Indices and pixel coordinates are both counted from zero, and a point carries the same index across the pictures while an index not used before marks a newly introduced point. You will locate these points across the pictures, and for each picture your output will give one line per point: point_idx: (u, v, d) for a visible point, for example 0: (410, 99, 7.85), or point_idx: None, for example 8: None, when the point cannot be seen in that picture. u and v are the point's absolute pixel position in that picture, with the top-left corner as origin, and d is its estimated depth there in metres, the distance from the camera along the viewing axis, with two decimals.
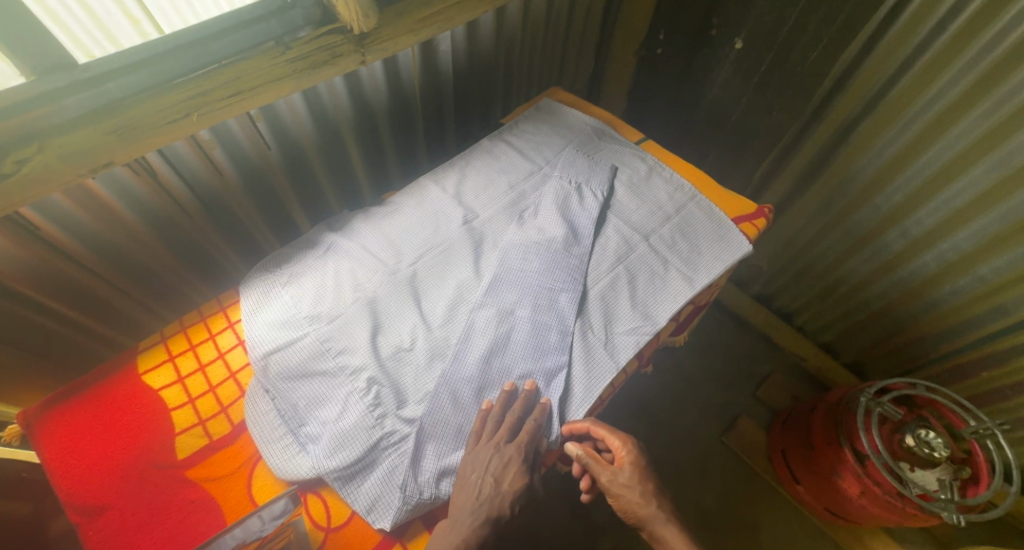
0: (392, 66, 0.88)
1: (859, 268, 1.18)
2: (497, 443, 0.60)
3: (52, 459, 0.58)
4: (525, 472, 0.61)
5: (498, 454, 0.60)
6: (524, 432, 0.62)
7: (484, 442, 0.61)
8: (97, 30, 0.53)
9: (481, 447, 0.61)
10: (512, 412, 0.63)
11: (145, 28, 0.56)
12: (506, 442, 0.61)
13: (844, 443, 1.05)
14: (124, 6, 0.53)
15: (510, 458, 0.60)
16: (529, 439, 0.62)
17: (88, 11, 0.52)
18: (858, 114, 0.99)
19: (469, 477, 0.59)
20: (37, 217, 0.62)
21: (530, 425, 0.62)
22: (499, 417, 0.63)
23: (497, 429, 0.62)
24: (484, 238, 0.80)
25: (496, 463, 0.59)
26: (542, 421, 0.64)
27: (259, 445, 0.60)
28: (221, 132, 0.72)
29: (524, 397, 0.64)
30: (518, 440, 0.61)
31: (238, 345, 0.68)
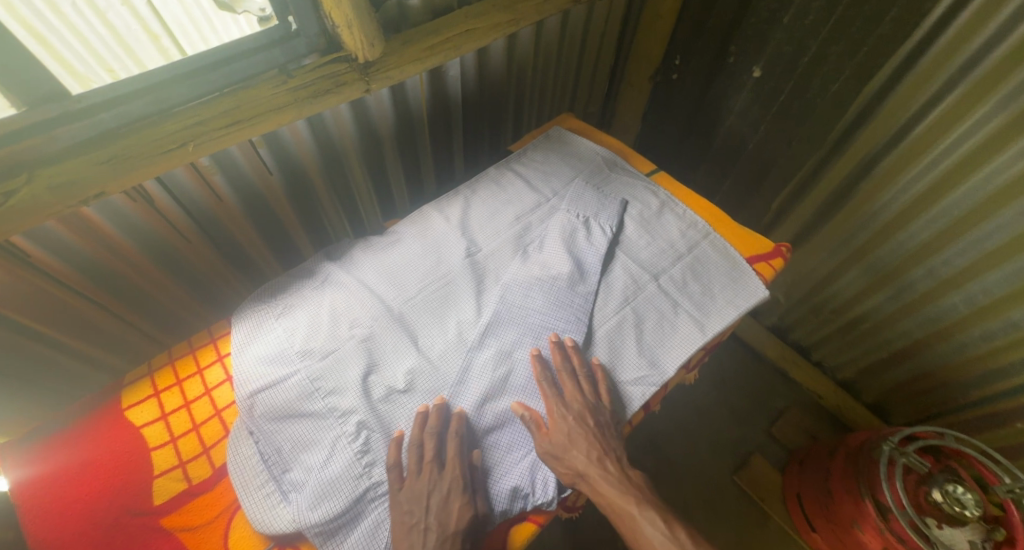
0: (398, 91, 0.86)
1: (882, 306, 1.12)
2: (429, 475, 0.58)
3: (23, 499, 0.55)
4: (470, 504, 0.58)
5: (436, 489, 0.58)
6: (451, 453, 0.60)
7: (416, 475, 0.59)
8: (116, 44, 0.53)
9: (412, 482, 0.58)
10: (433, 435, 0.60)
11: (165, 44, 0.57)
12: (437, 472, 0.59)
13: (865, 494, 0.99)
14: (142, 20, 0.53)
15: (448, 490, 0.58)
16: (458, 463, 0.59)
17: (108, 28, 0.52)
18: (881, 148, 0.95)
19: (416, 531, 0.55)
20: (27, 243, 0.61)
21: (451, 442, 0.60)
22: (421, 440, 0.60)
23: (423, 455, 0.59)
24: (486, 273, 0.77)
25: (436, 499, 0.57)
26: (461, 431, 0.61)
27: (238, 493, 0.57)
28: (221, 158, 0.71)
29: (434, 414, 0.62)
30: (447, 465, 0.59)
31: (226, 381, 0.65)
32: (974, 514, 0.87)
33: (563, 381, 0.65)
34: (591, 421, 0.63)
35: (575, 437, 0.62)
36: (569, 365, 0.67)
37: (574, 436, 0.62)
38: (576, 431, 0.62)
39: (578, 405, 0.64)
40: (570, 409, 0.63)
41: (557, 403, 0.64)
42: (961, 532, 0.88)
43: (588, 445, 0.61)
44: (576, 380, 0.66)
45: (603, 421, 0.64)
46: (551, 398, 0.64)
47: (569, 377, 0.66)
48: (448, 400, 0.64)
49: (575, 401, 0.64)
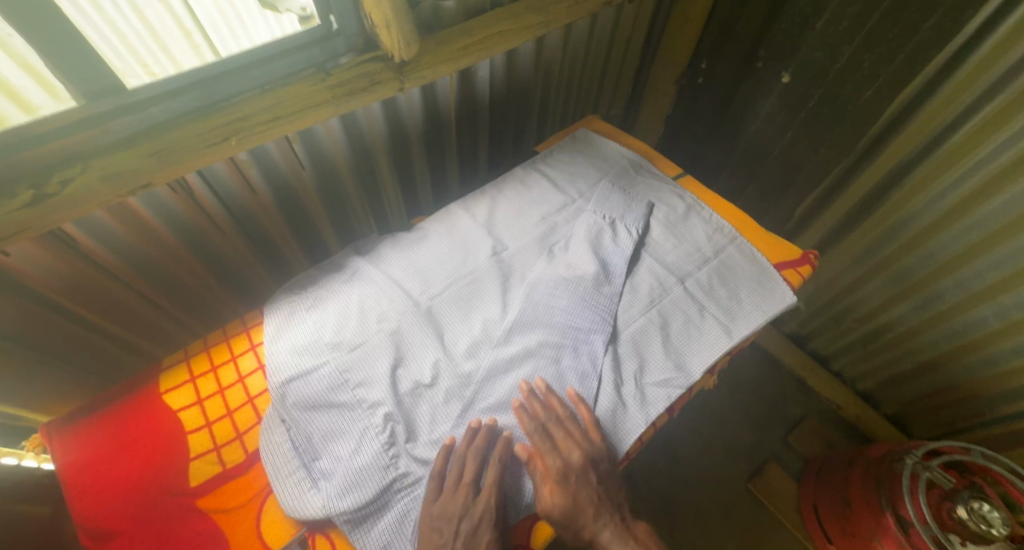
0: (429, 90, 0.88)
1: (907, 316, 1.10)
2: (465, 496, 0.58)
3: (68, 476, 0.57)
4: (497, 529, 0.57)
5: (468, 511, 0.57)
6: (490, 476, 0.59)
7: (451, 494, 0.58)
8: (150, 38, 0.54)
9: (447, 499, 0.58)
10: (475, 455, 0.60)
11: (197, 40, 0.57)
12: (474, 497, 0.58)
13: (886, 508, 0.97)
14: (178, 18, 0.54)
15: (480, 516, 0.57)
16: (495, 490, 0.59)
17: (145, 24, 0.53)
18: (914, 157, 0.93)
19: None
20: (75, 231, 0.62)
21: (493, 463, 0.60)
22: (462, 463, 0.60)
23: (462, 474, 0.59)
24: (512, 272, 0.78)
25: (466, 520, 0.56)
26: (504, 454, 0.61)
27: (271, 479, 0.59)
28: (258, 153, 0.73)
29: (485, 432, 0.62)
30: (485, 490, 0.59)
31: (258, 369, 0.67)
32: (1001, 533, 0.85)
33: (562, 444, 0.62)
34: (593, 475, 0.61)
35: (580, 500, 0.60)
36: (558, 420, 0.62)
37: (579, 491, 0.60)
38: (584, 490, 0.61)
39: (577, 456, 0.61)
40: (574, 474, 0.61)
41: (562, 472, 0.60)
42: None
43: (593, 501, 0.61)
44: (586, 434, 0.63)
45: (604, 472, 0.62)
46: (551, 462, 0.61)
47: (566, 435, 0.62)
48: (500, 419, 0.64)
49: (573, 452, 0.61)
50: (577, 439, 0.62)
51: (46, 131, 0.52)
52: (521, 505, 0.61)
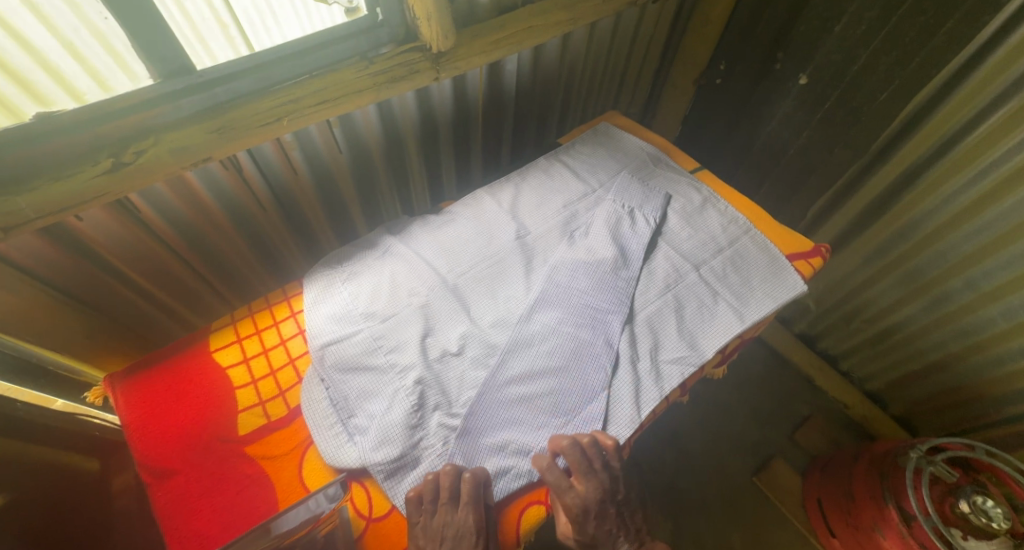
0: (460, 82, 0.92)
1: (916, 316, 1.12)
2: (444, 516, 0.57)
3: (130, 420, 0.63)
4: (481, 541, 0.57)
5: (449, 531, 0.57)
6: (467, 496, 0.58)
7: (430, 513, 0.58)
8: (189, 29, 0.58)
9: (426, 519, 0.58)
10: (449, 478, 0.59)
11: (232, 33, 0.61)
12: (450, 515, 0.57)
13: (888, 501, 1.00)
14: (216, 11, 0.59)
15: (461, 534, 0.57)
16: (472, 506, 0.57)
17: (184, 13, 0.57)
18: (927, 158, 0.96)
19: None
20: (140, 202, 0.67)
21: (467, 485, 0.58)
22: (435, 480, 0.59)
23: (439, 493, 0.58)
24: (535, 254, 0.82)
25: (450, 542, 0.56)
26: (476, 478, 0.60)
27: (312, 430, 0.64)
28: (302, 136, 0.79)
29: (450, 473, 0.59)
30: (462, 508, 0.57)
31: (299, 333, 0.72)
32: (1001, 527, 0.86)
33: (579, 479, 0.61)
34: (610, 506, 0.64)
35: (601, 533, 0.64)
36: (581, 457, 0.62)
37: (602, 524, 0.64)
38: (604, 523, 0.64)
39: (591, 494, 0.62)
40: (591, 510, 0.63)
41: (580, 510, 0.62)
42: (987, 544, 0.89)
43: (613, 532, 0.65)
44: (592, 477, 0.61)
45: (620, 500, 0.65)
46: (570, 501, 0.61)
47: (590, 474, 0.61)
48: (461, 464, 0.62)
49: (591, 489, 0.62)
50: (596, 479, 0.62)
51: (112, 110, 0.57)
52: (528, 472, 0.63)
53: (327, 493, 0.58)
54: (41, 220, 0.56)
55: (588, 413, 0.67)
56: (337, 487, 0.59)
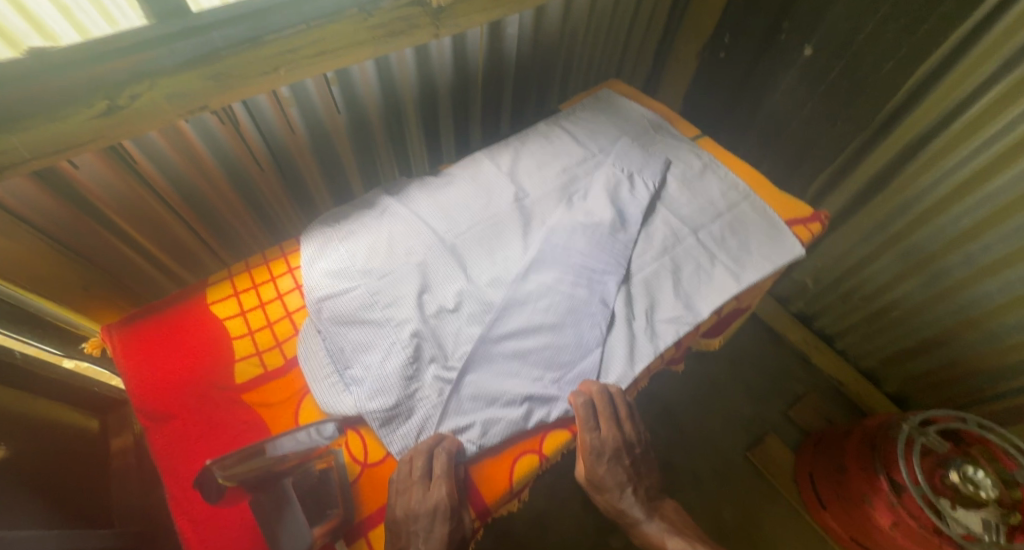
0: (460, 43, 0.91)
1: (913, 293, 1.12)
2: (416, 495, 0.56)
3: (128, 368, 0.64)
4: (450, 520, 0.56)
5: (423, 506, 0.55)
6: (440, 472, 0.56)
7: (401, 491, 0.56)
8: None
9: (398, 493, 0.57)
10: (424, 453, 0.58)
11: None
12: (422, 493, 0.55)
13: (879, 472, 1.00)
14: None
15: (434, 510, 0.55)
16: (445, 481, 0.56)
17: None
18: (930, 130, 0.95)
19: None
20: (135, 150, 0.66)
21: (440, 458, 0.57)
22: (411, 459, 0.58)
23: (411, 471, 0.57)
24: (532, 216, 0.82)
25: (425, 519, 0.55)
26: (453, 451, 0.59)
27: (309, 380, 0.65)
28: (299, 92, 0.78)
29: (430, 451, 0.58)
30: (434, 483, 0.56)
31: (295, 289, 0.73)
32: (989, 495, 0.88)
33: (604, 425, 0.64)
34: (624, 456, 0.68)
35: (610, 479, 0.68)
36: (611, 409, 0.65)
37: (611, 473, 0.68)
38: (616, 472, 0.68)
39: (610, 441, 0.65)
40: (608, 453, 0.67)
41: (596, 446, 0.65)
42: (974, 512, 0.89)
43: (620, 481, 0.69)
44: (615, 426, 0.65)
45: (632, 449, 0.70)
46: (589, 439, 0.64)
47: (612, 421, 0.65)
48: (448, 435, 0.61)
49: (609, 436, 0.65)
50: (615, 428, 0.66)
51: (97, 54, 0.54)
52: (497, 435, 0.62)
53: (324, 430, 0.57)
54: (35, 160, 0.56)
55: (581, 366, 0.68)
56: (333, 428, 0.58)
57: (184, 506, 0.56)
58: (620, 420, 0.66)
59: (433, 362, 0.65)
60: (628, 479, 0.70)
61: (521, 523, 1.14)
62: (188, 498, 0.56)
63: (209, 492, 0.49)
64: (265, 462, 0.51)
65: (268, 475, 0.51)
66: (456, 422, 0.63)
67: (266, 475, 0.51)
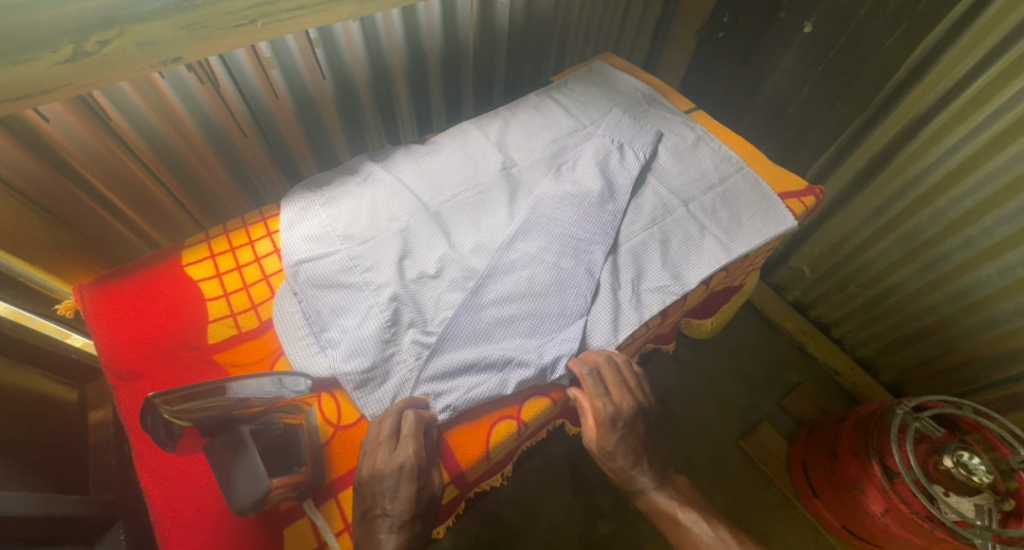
0: (449, 9, 0.88)
1: (911, 278, 1.10)
2: (382, 455, 0.53)
3: (99, 326, 0.62)
4: (416, 481, 0.53)
5: (389, 465, 0.53)
6: (407, 433, 0.54)
7: (368, 451, 0.54)
8: None
9: (368, 453, 0.55)
10: (393, 414, 0.56)
11: None
12: (388, 453, 0.53)
13: (871, 457, 0.97)
14: None
15: (400, 470, 0.53)
16: (413, 440, 0.54)
17: None
18: (931, 109, 0.92)
19: (372, 517, 0.52)
20: (107, 104, 0.65)
21: (408, 419, 0.56)
22: (379, 418, 0.56)
23: (377, 432, 0.55)
24: (520, 185, 0.80)
25: (392, 477, 0.52)
26: (423, 416, 0.57)
27: (283, 342, 0.63)
28: (281, 52, 0.75)
29: (397, 412, 0.56)
30: (401, 443, 0.54)
31: (274, 252, 0.71)
32: (984, 482, 0.84)
33: (614, 391, 0.62)
34: (639, 425, 0.64)
35: (620, 448, 0.63)
36: (620, 377, 0.63)
37: (624, 443, 0.63)
38: (631, 441, 0.64)
39: (626, 406, 0.63)
40: (622, 422, 0.62)
41: (611, 416, 0.62)
42: (967, 498, 0.87)
43: (635, 451, 0.64)
44: (626, 393, 0.63)
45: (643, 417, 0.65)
46: (601, 408, 0.61)
47: (623, 387, 0.63)
48: (427, 403, 0.60)
49: (625, 404, 0.63)
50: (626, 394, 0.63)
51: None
52: (470, 399, 0.60)
53: (297, 383, 0.58)
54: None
55: (566, 335, 0.65)
56: (304, 384, 0.59)
57: (150, 465, 0.54)
58: (630, 385, 0.64)
59: (411, 326, 0.64)
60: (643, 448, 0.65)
61: (508, 505, 1.12)
62: (154, 455, 0.55)
63: (159, 436, 0.46)
64: (225, 402, 0.50)
65: (225, 418, 0.49)
66: (434, 387, 0.60)
67: (223, 415, 0.49)
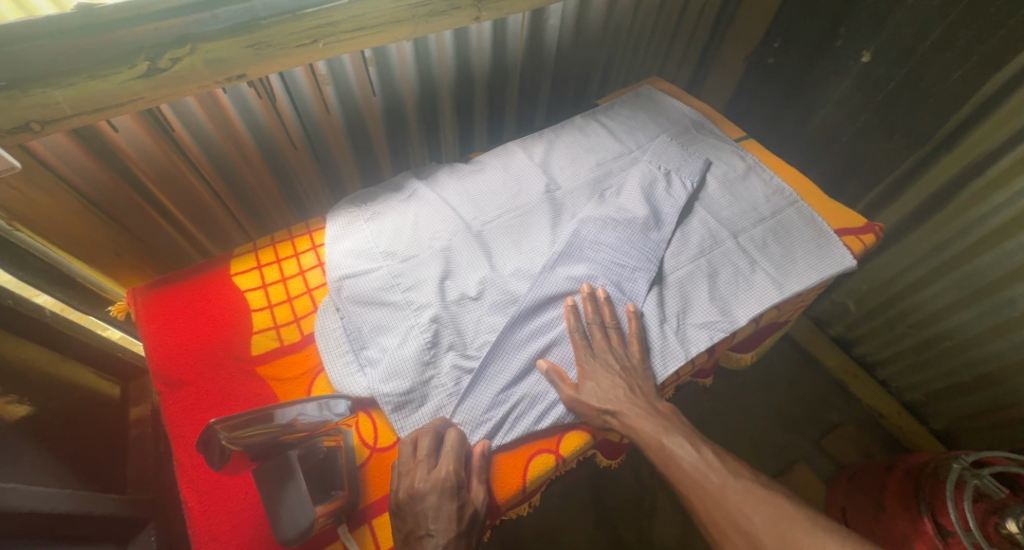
0: (500, 32, 0.89)
1: (970, 323, 1.02)
2: (421, 473, 0.53)
3: (150, 332, 0.64)
4: (457, 496, 0.52)
5: (431, 481, 0.52)
6: (447, 449, 0.54)
7: (407, 471, 0.54)
8: None
9: (409, 470, 0.54)
10: (429, 434, 0.55)
11: None
12: (427, 470, 0.53)
13: (924, 512, 0.90)
14: None
15: (441, 487, 0.52)
16: (453, 456, 0.54)
17: None
18: (1001, 146, 0.86)
19: (414, 538, 0.50)
20: (172, 116, 0.67)
21: (451, 436, 0.56)
22: (415, 437, 0.56)
23: (416, 450, 0.54)
24: (563, 209, 0.79)
25: (433, 494, 0.51)
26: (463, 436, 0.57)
27: (323, 357, 0.63)
28: (336, 70, 0.77)
29: (434, 431, 0.56)
30: (440, 460, 0.53)
31: (318, 266, 0.72)
32: None
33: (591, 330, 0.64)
34: (619, 369, 0.61)
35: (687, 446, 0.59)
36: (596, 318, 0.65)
37: (603, 377, 0.60)
38: (611, 381, 0.60)
39: (608, 354, 0.62)
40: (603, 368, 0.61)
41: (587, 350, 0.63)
42: None
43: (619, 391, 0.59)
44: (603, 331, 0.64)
45: (632, 370, 0.62)
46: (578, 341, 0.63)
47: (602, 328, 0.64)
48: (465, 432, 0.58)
49: (608, 351, 0.63)
50: (612, 342, 0.64)
51: (136, 14, 0.55)
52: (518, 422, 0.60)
53: (336, 406, 0.56)
54: (77, 118, 0.58)
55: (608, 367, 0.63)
56: (345, 405, 0.57)
57: (190, 475, 0.54)
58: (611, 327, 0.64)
59: (451, 350, 0.63)
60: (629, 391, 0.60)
61: (529, 531, 1.09)
62: (194, 467, 0.55)
63: (212, 458, 0.46)
64: (272, 428, 0.49)
65: (274, 444, 0.50)
66: (475, 415, 0.59)
67: (269, 442, 0.49)
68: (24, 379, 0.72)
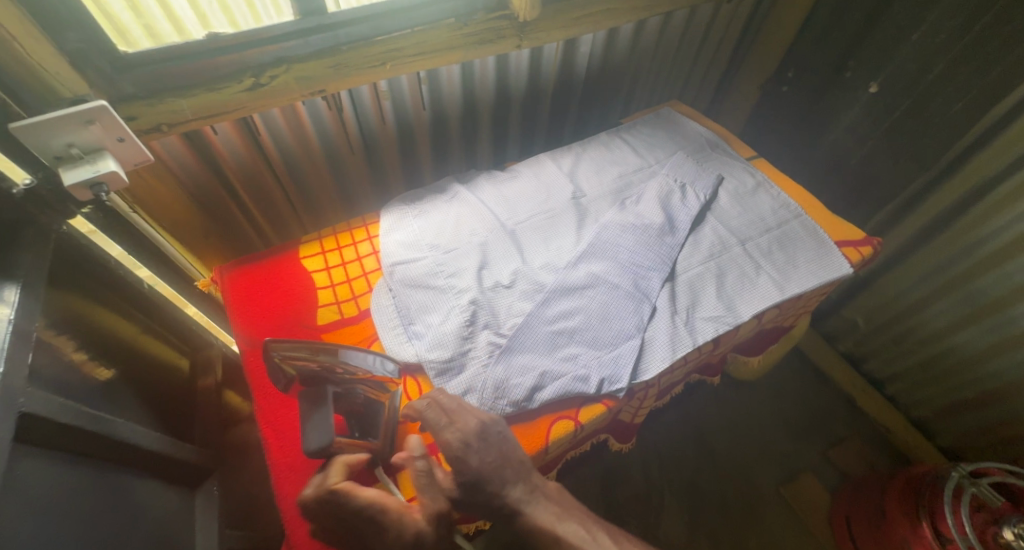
0: (537, 57, 1.01)
1: (974, 340, 1.07)
2: None
3: (234, 302, 0.76)
4: None
5: None
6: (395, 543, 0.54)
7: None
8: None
9: None
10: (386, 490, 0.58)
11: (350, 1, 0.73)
12: None
13: (923, 519, 0.94)
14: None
15: None
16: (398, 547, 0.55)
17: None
18: (998, 174, 0.94)
19: None
20: (261, 124, 0.80)
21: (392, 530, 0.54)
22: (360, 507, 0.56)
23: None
24: (587, 213, 0.89)
25: None
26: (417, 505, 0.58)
27: (378, 329, 0.74)
28: (395, 87, 0.89)
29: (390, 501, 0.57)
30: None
31: (372, 254, 0.83)
32: None
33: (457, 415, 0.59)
34: (491, 442, 0.58)
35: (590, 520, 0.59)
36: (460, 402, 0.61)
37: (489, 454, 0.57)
38: (486, 458, 0.57)
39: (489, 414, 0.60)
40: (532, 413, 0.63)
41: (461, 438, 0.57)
42: None
43: (498, 467, 0.57)
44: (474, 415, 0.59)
45: (501, 436, 0.59)
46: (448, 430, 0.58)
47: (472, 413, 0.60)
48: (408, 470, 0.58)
49: (471, 419, 0.59)
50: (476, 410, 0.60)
51: (251, 41, 0.69)
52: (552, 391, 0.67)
53: (386, 364, 0.68)
54: (194, 122, 0.70)
55: (623, 349, 0.71)
56: (393, 365, 0.69)
57: (269, 418, 0.65)
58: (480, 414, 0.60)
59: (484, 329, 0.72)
60: (504, 461, 0.58)
61: None
62: (272, 412, 0.66)
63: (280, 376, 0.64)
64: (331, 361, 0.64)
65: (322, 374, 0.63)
66: (497, 380, 0.66)
67: (319, 373, 0.63)
68: (141, 342, 0.85)
